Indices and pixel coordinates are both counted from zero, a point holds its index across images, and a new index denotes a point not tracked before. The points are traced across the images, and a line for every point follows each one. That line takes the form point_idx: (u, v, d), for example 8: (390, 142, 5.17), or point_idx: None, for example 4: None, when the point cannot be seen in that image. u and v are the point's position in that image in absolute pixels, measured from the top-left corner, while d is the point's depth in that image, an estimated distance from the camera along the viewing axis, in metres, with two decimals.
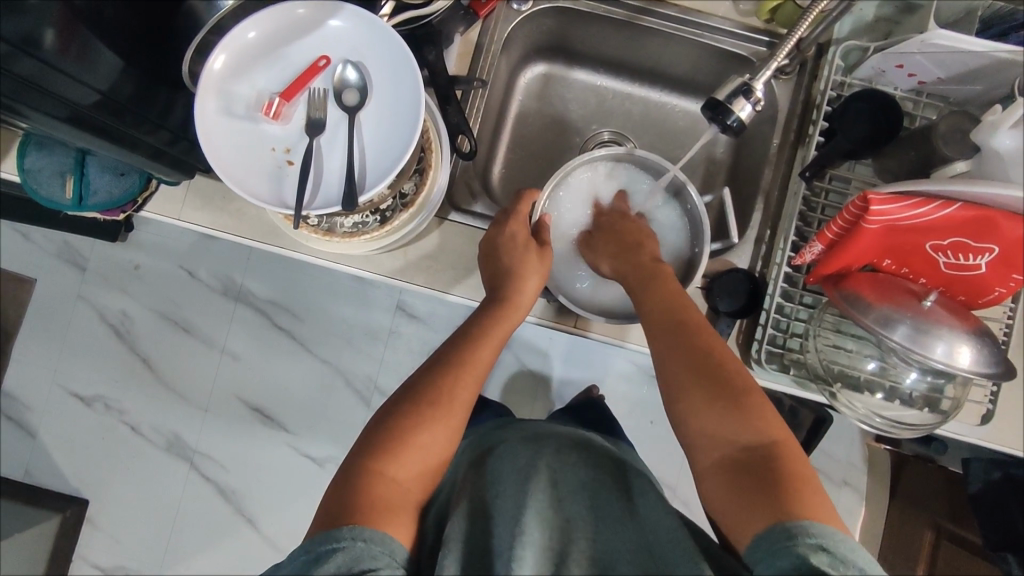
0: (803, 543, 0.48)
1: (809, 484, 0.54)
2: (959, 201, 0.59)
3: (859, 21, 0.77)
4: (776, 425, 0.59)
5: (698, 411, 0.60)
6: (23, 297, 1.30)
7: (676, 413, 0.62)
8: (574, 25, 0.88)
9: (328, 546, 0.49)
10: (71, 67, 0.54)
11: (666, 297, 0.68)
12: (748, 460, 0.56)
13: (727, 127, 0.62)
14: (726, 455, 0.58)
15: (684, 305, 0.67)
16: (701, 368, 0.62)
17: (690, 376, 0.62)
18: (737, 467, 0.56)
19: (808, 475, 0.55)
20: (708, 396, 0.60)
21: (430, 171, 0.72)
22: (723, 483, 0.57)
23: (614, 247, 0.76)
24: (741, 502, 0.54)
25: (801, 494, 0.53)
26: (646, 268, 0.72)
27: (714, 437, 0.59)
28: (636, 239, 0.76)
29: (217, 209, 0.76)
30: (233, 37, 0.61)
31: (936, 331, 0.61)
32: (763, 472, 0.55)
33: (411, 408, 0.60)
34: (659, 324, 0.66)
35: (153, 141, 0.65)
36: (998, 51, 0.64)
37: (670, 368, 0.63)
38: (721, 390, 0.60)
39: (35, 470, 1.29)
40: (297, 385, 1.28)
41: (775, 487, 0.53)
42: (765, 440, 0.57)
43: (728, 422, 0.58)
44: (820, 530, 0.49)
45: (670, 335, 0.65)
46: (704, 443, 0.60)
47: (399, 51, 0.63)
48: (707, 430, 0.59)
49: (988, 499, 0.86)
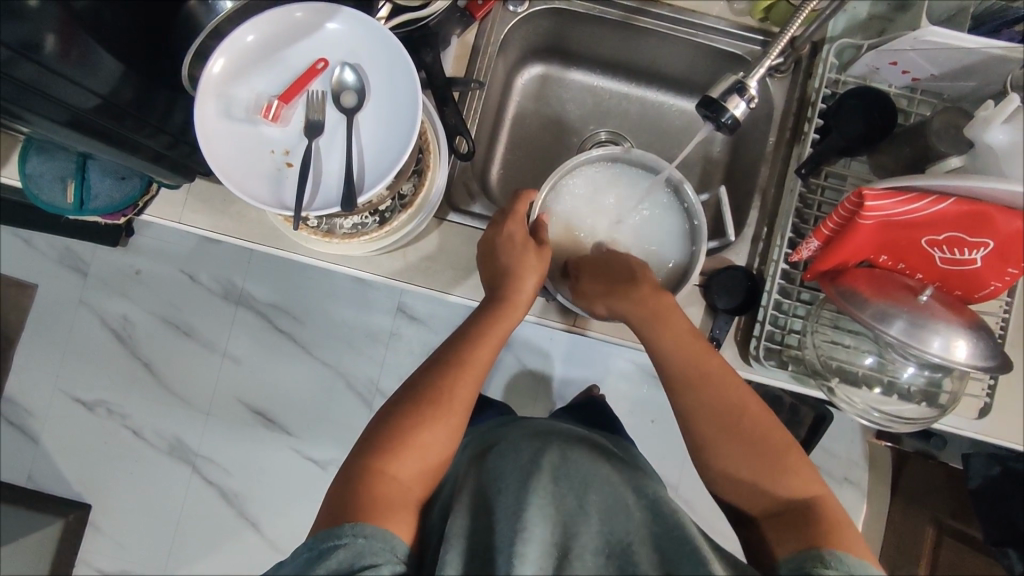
0: (834, 569, 0.50)
1: (844, 520, 0.56)
2: (953, 196, 0.60)
3: (853, 18, 0.78)
4: (806, 467, 0.61)
5: (732, 464, 0.62)
6: (24, 302, 1.31)
7: (709, 465, 0.64)
8: (570, 26, 0.89)
9: (331, 543, 0.50)
10: (71, 71, 0.54)
11: (679, 348, 0.67)
12: (787, 509, 0.58)
13: (722, 124, 0.62)
14: (766, 505, 0.60)
15: (699, 349, 0.67)
16: (727, 422, 0.63)
17: (719, 432, 0.63)
18: (777, 516, 0.58)
19: (842, 513, 0.57)
20: (740, 451, 0.62)
21: (429, 172, 0.73)
22: (766, 531, 0.59)
23: (602, 285, 0.71)
24: (781, 542, 0.56)
25: (838, 533, 0.54)
26: (647, 305, 0.68)
27: (756, 490, 0.61)
28: (625, 273, 0.72)
29: (216, 212, 0.77)
30: (232, 41, 0.61)
31: (932, 325, 0.62)
32: (800, 517, 0.57)
33: (410, 408, 0.61)
34: (679, 381, 0.66)
35: (154, 145, 0.65)
36: (990, 47, 0.64)
37: (697, 422, 0.65)
38: (753, 444, 0.62)
39: (38, 475, 1.29)
40: (299, 388, 1.29)
41: (811, 527, 0.55)
42: (802, 493, 0.59)
43: (763, 473, 0.61)
44: (849, 557, 0.51)
45: (691, 387, 0.65)
46: (743, 494, 0.62)
47: (396, 54, 0.64)
48: (742, 480, 0.62)
49: (988, 493, 0.86)
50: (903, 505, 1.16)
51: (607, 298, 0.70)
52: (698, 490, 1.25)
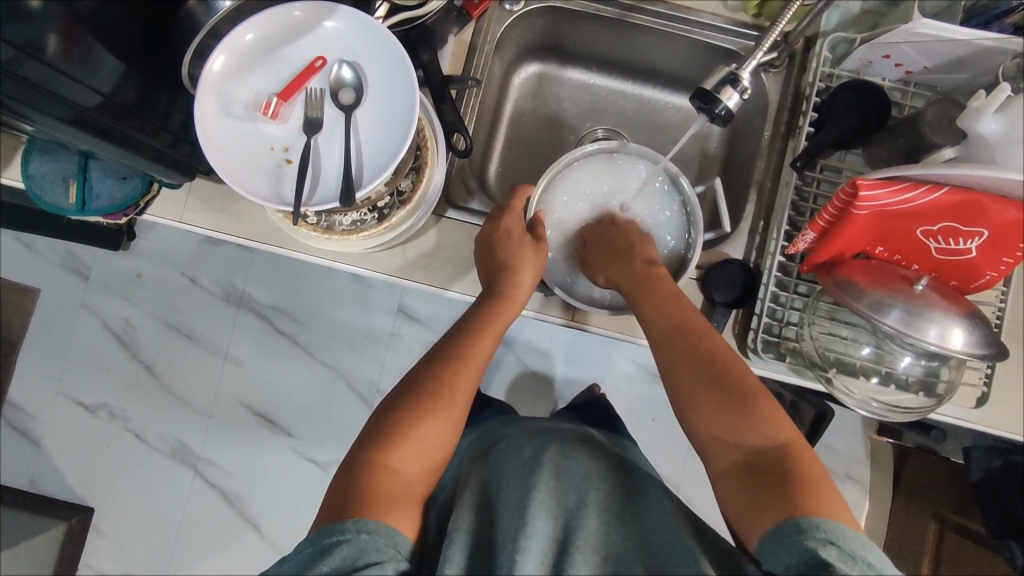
0: (813, 539, 0.49)
1: (823, 482, 0.54)
2: (946, 185, 0.60)
3: (845, 13, 0.79)
4: (786, 424, 0.59)
5: (706, 414, 0.61)
6: (26, 307, 1.32)
7: (688, 424, 0.63)
8: (566, 25, 0.90)
9: (334, 538, 0.50)
10: (74, 70, 0.55)
11: (663, 301, 0.69)
12: (757, 458, 0.57)
13: (716, 116, 0.63)
14: (739, 459, 0.58)
15: (686, 312, 0.68)
16: (708, 376, 0.62)
17: (695, 379, 0.63)
18: (750, 471, 0.57)
19: (820, 473, 0.55)
20: (715, 400, 0.61)
21: (427, 168, 0.73)
22: (734, 483, 0.57)
23: (604, 255, 0.76)
24: (756, 501, 0.54)
25: (810, 489, 0.53)
26: (640, 273, 0.72)
27: (726, 441, 0.59)
28: (624, 245, 0.76)
29: (217, 210, 0.78)
30: (232, 39, 0.62)
31: (928, 314, 0.62)
32: (776, 473, 0.55)
33: (410, 402, 0.61)
34: (663, 331, 0.67)
35: (155, 143, 0.67)
36: (982, 39, 0.65)
37: (678, 379, 0.64)
38: (727, 392, 0.61)
39: (41, 479, 1.30)
40: (300, 390, 1.29)
41: (787, 486, 0.54)
42: (774, 441, 0.57)
43: (739, 427, 0.59)
44: (829, 525, 0.50)
45: (677, 348, 0.65)
46: (717, 450, 0.60)
47: (393, 51, 0.65)
48: (718, 436, 0.60)
49: (990, 485, 0.85)
50: (905, 501, 1.16)
51: (605, 269, 0.75)
52: (699, 488, 1.25)
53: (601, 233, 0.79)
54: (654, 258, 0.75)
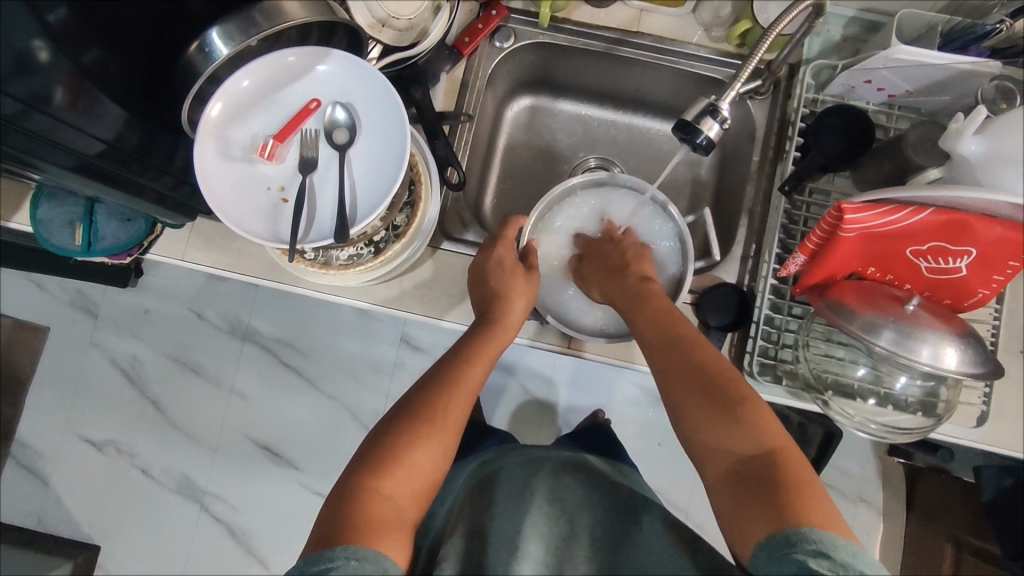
0: (804, 552, 0.48)
1: (813, 492, 0.53)
2: (931, 206, 0.61)
3: (827, 41, 0.82)
4: (777, 432, 0.58)
5: (695, 420, 0.61)
6: (36, 345, 1.34)
7: (680, 430, 0.63)
8: (556, 60, 0.93)
9: (323, 565, 0.49)
10: (76, 120, 0.57)
11: (657, 313, 0.69)
12: (747, 467, 0.57)
13: (697, 145, 0.64)
14: (729, 467, 0.58)
15: (679, 322, 0.68)
16: (696, 379, 0.63)
17: (684, 384, 0.63)
18: (741, 479, 0.56)
19: (812, 484, 0.54)
20: (703, 404, 0.61)
21: (421, 203, 0.75)
22: (726, 492, 0.57)
23: (602, 272, 0.78)
24: (745, 507, 0.54)
25: (800, 499, 0.52)
26: (634, 289, 0.73)
27: (717, 447, 0.59)
28: (622, 264, 0.77)
29: (219, 248, 0.80)
30: (229, 86, 0.64)
31: (921, 334, 0.62)
32: (766, 482, 0.54)
33: (405, 427, 0.61)
34: (655, 340, 0.67)
35: (158, 187, 0.70)
36: (959, 63, 0.67)
37: (668, 384, 0.65)
38: (713, 397, 0.61)
39: (47, 517, 1.30)
40: (305, 421, 1.29)
41: (778, 497, 0.53)
42: (763, 448, 0.57)
43: (727, 432, 0.59)
44: (820, 536, 0.48)
45: (667, 353, 0.66)
46: (708, 457, 0.60)
47: (385, 93, 0.67)
48: (708, 443, 0.60)
49: (1001, 507, 0.84)
50: (919, 525, 1.13)
51: (603, 286, 0.77)
52: (708, 513, 1.23)
53: (620, 246, 0.80)
54: (649, 275, 0.75)
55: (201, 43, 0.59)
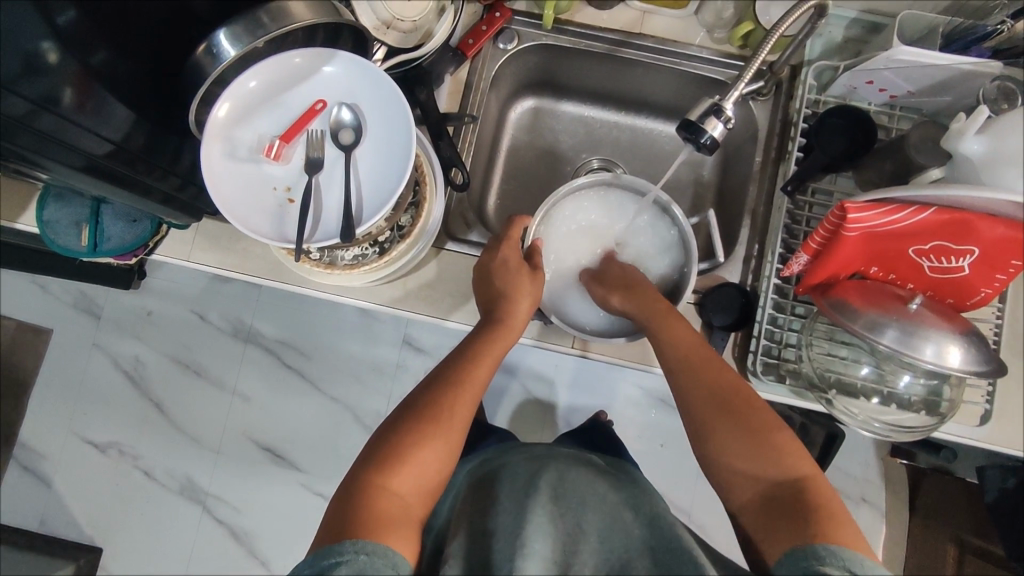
0: (830, 566, 0.48)
1: (839, 512, 0.54)
2: (933, 206, 0.61)
3: (829, 42, 0.82)
4: (803, 458, 0.59)
5: (722, 444, 0.61)
6: (40, 347, 1.34)
7: (704, 452, 0.63)
8: (559, 62, 0.93)
9: (332, 560, 0.49)
10: (86, 121, 0.57)
11: (678, 333, 0.69)
12: (775, 492, 0.57)
13: (702, 145, 0.64)
14: (756, 491, 0.58)
15: (701, 345, 0.68)
16: (721, 404, 0.63)
17: (710, 409, 0.63)
18: (770, 504, 0.56)
19: (837, 505, 0.55)
20: (730, 430, 0.61)
21: (425, 204, 0.76)
22: (754, 515, 0.57)
23: (619, 286, 0.76)
24: (773, 530, 0.54)
25: (827, 520, 0.53)
26: (653, 306, 0.72)
27: (743, 471, 0.59)
28: (642, 280, 0.76)
29: (224, 249, 0.81)
30: (236, 86, 0.64)
31: (925, 333, 0.62)
32: (794, 505, 0.55)
33: (410, 426, 0.61)
34: (678, 361, 0.67)
35: (165, 188, 0.70)
36: (960, 63, 0.67)
37: (692, 406, 0.65)
38: (740, 423, 0.62)
39: (50, 518, 1.30)
40: (307, 422, 1.30)
41: (807, 520, 0.53)
42: (792, 475, 0.58)
43: (754, 458, 0.59)
44: (849, 554, 0.49)
45: (690, 375, 0.66)
46: (735, 481, 0.60)
47: (391, 94, 0.67)
48: (734, 466, 0.60)
49: (1005, 506, 0.84)
50: (923, 524, 1.13)
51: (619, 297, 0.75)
52: (710, 514, 1.23)
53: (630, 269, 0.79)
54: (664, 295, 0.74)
55: (209, 44, 0.60)
